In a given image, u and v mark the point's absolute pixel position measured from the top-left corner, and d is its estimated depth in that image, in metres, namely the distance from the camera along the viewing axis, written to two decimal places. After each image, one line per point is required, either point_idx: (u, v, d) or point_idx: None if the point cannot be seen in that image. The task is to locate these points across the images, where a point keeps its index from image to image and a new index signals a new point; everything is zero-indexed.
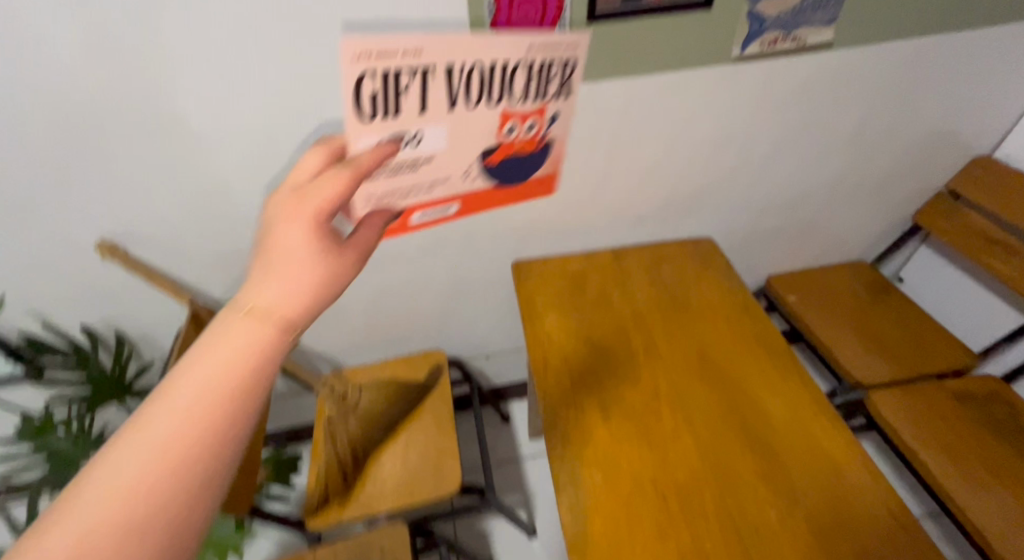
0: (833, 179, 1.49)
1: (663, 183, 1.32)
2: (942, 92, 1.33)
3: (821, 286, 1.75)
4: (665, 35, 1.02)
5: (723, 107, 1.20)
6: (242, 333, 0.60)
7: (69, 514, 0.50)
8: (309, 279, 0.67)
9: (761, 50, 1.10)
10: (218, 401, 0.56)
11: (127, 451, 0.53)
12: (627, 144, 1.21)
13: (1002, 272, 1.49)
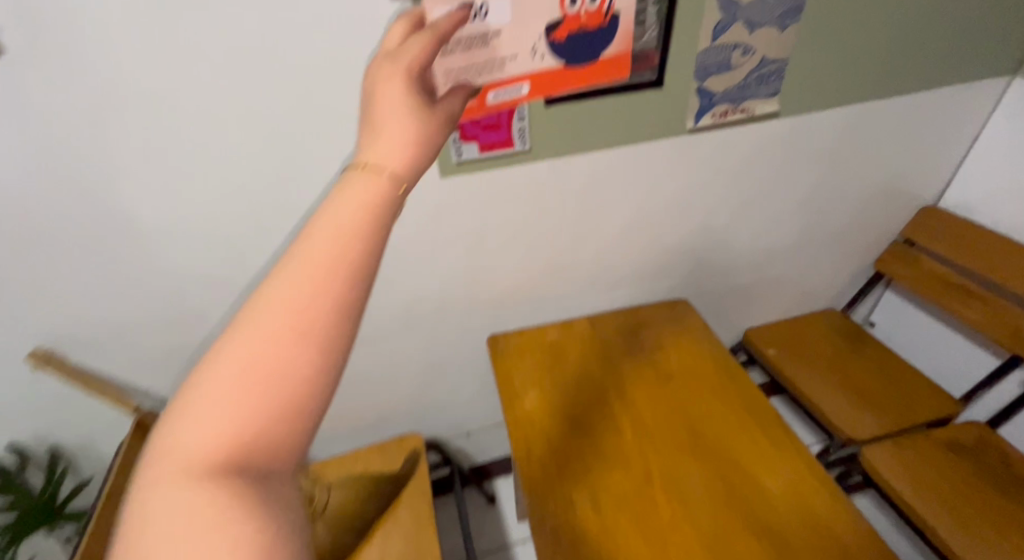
0: (794, 233, 1.53)
1: (631, 247, 1.33)
2: (885, 147, 1.41)
3: (796, 338, 1.74)
4: (618, 112, 1.06)
5: (682, 173, 1.23)
6: (332, 215, 0.43)
7: (149, 505, 0.37)
8: (401, 153, 0.49)
9: (714, 122, 1.16)
10: (296, 314, 0.39)
11: (197, 406, 0.39)
12: (595, 213, 1.22)
13: (966, 317, 1.50)
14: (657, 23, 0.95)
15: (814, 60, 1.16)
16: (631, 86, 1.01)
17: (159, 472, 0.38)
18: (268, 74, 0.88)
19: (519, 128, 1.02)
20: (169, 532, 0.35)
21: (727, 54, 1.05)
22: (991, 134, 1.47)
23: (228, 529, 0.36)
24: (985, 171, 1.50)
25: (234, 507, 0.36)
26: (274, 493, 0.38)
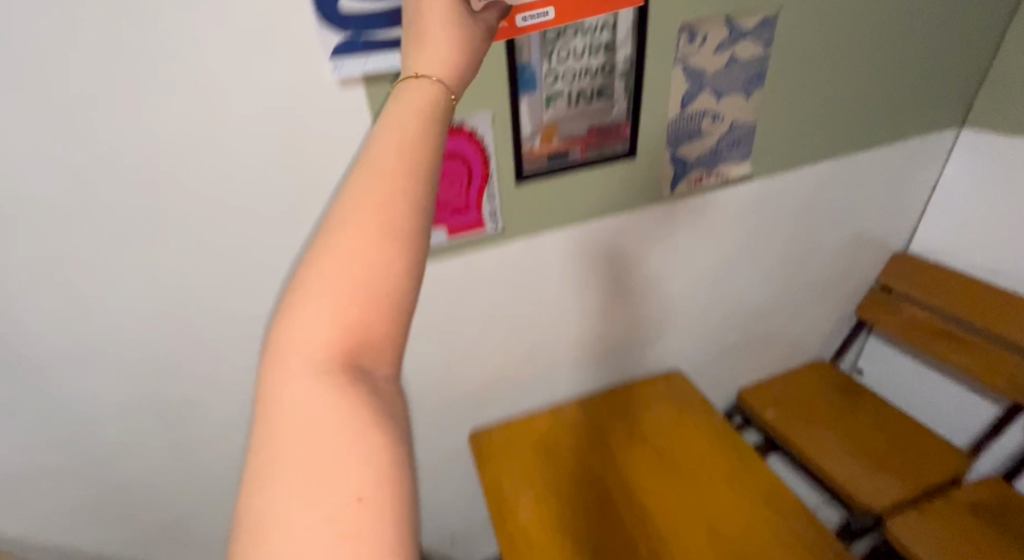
0: (773, 289, 1.48)
1: (608, 316, 1.25)
2: (853, 198, 1.41)
3: (793, 398, 1.63)
4: (591, 185, 1.00)
5: (655, 239, 1.18)
6: (399, 121, 0.41)
7: (270, 421, 0.35)
8: (445, 59, 0.45)
9: (691, 189, 1.14)
10: (381, 219, 0.37)
11: (295, 321, 0.37)
12: (576, 283, 1.15)
13: (963, 362, 1.47)
14: (626, 96, 0.88)
15: (781, 121, 1.16)
16: (603, 161, 0.93)
17: (272, 392, 0.36)
18: (202, 167, 0.79)
19: (488, 209, 0.95)
20: (297, 441, 0.34)
21: (696, 121, 1.04)
22: (950, 179, 1.48)
23: (353, 434, 0.35)
24: (952, 215, 1.50)
25: (354, 413, 0.35)
26: (386, 398, 0.38)
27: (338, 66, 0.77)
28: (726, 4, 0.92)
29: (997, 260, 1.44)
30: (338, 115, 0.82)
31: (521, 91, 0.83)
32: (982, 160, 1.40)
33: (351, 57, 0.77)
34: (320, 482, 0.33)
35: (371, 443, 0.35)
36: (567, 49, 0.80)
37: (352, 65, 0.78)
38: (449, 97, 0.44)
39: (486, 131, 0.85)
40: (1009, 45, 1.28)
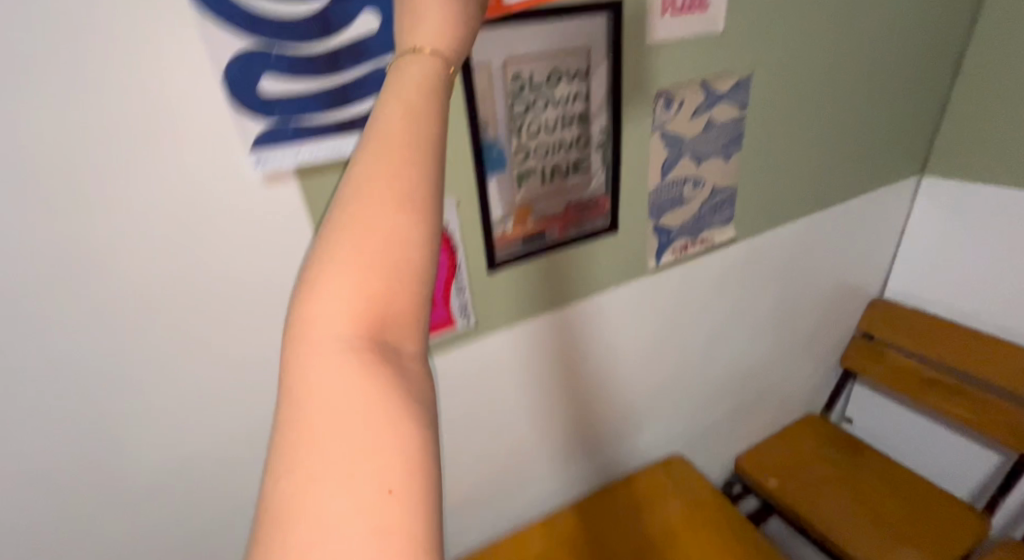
0: (763, 351, 1.35)
1: (598, 408, 1.05)
2: (833, 246, 1.32)
3: (793, 461, 1.46)
4: (576, 267, 0.85)
5: (646, 319, 1.04)
6: (408, 74, 0.34)
7: (285, 414, 0.29)
8: (445, 15, 0.36)
9: (675, 258, 1.02)
10: (401, 177, 0.31)
11: (309, 300, 0.30)
12: (559, 381, 0.96)
13: (956, 414, 1.37)
14: (604, 168, 0.78)
15: (759, 182, 1.09)
16: (583, 239, 0.82)
17: (287, 383, 0.30)
18: (69, 308, 0.54)
19: (459, 304, 0.74)
20: (318, 434, 0.27)
21: (678, 189, 0.96)
22: (916, 225, 1.46)
23: (388, 422, 0.28)
24: (926, 260, 1.46)
25: (387, 400, 0.29)
26: (419, 385, 0.31)
27: (262, 162, 0.57)
28: (701, 70, 0.87)
29: (977, 303, 1.39)
30: (267, 239, 0.61)
31: (490, 171, 0.68)
32: (944, 205, 1.39)
33: (278, 146, 0.57)
34: (350, 478, 0.26)
35: (408, 434, 0.28)
36: (539, 121, 0.69)
37: (281, 157, 0.57)
38: (452, 67, 0.36)
39: (458, 227, 0.68)
40: (958, 95, 1.30)
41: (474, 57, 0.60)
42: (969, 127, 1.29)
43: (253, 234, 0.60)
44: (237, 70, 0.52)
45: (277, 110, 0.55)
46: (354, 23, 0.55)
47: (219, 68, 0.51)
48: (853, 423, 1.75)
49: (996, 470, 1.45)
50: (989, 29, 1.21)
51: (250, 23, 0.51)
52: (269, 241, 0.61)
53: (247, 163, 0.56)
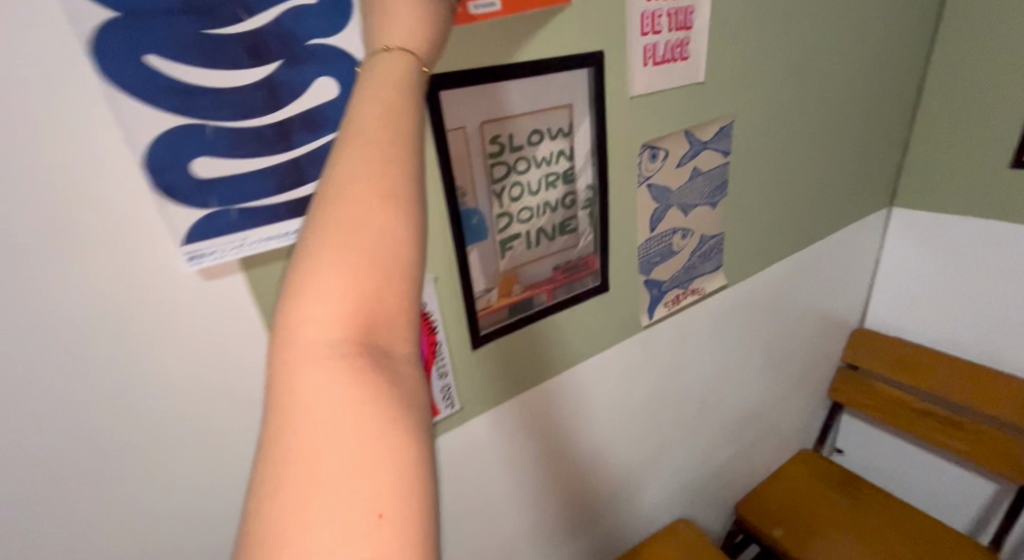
0: (758, 394, 1.25)
1: (594, 477, 0.94)
2: (820, 280, 1.26)
3: (794, 503, 1.36)
4: (567, 333, 0.78)
5: (642, 379, 0.94)
6: (382, 72, 0.33)
7: (274, 423, 0.28)
8: (413, 22, 0.36)
9: (669, 312, 0.93)
10: (382, 175, 0.30)
11: (293, 304, 0.29)
12: (543, 457, 0.84)
13: (957, 449, 1.30)
14: (591, 225, 0.74)
15: (746, 228, 1.01)
16: (574, 302, 0.76)
17: (273, 392, 0.29)
18: None
19: (440, 388, 0.65)
20: (312, 443, 0.27)
21: (667, 240, 0.88)
22: (891, 257, 1.40)
23: (380, 427, 0.27)
24: (907, 293, 1.40)
25: (379, 404, 0.28)
26: (410, 384, 0.30)
27: (197, 258, 0.44)
28: (685, 118, 0.80)
29: (962, 334, 1.33)
30: (219, 359, 0.48)
31: (469, 242, 0.62)
32: (917, 236, 1.33)
33: (217, 236, 0.44)
34: (348, 484, 0.26)
35: (402, 436, 0.28)
36: (521, 183, 0.64)
37: (223, 250, 0.45)
38: (422, 69, 0.36)
39: (435, 304, 0.61)
40: (921, 125, 1.25)
41: (446, 120, 0.55)
42: (936, 157, 1.25)
43: (198, 355, 0.47)
44: (159, 154, 0.40)
45: (215, 196, 0.43)
46: (309, 90, 0.45)
47: (140, 156, 0.40)
48: (843, 453, 1.68)
49: (991, 500, 1.39)
50: (947, 58, 1.17)
51: (174, 100, 0.40)
52: (218, 361, 0.48)
53: (181, 264, 0.44)
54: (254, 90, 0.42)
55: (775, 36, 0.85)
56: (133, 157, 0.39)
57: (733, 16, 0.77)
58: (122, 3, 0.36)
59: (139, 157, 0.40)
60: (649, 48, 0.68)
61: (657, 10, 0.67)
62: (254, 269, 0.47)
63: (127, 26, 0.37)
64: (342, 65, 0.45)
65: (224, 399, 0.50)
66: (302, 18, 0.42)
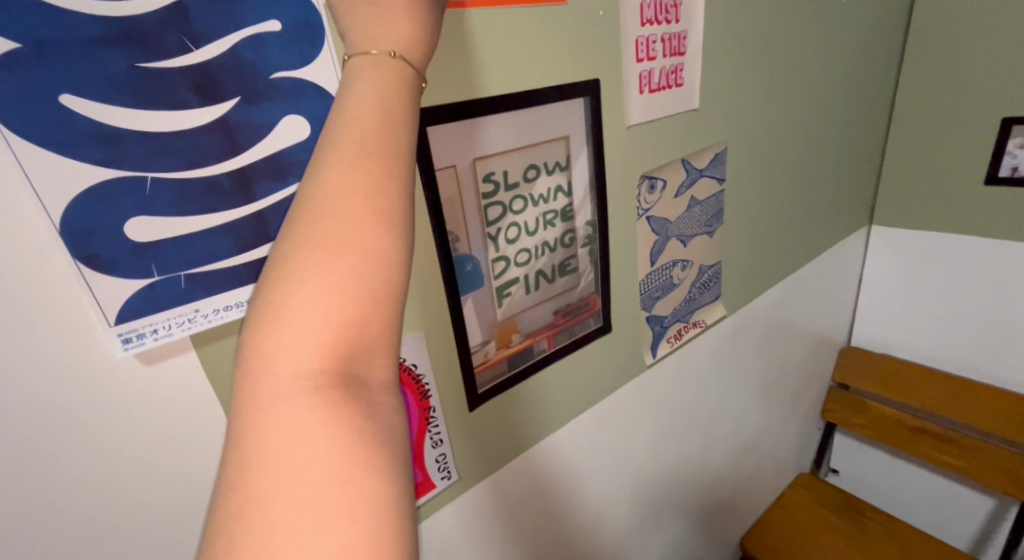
0: (756, 422, 1.18)
1: (598, 534, 0.84)
2: (810, 299, 1.20)
3: (798, 535, 1.27)
4: (571, 381, 0.71)
5: (643, 422, 0.86)
6: (375, 73, 0.29)
7: (235, 463, 0.24)
8: (408, 30, 0.31)
9: (672, 349, 0.86)
10: (371, 190, 0.27)
11: (263, 328, 0.26)
12: (543, 522, 0.74)
13: (951, 465, 1.25)
14: (592, 264, 0.68)
15: (739, 256, 0.94)
16: (577, 347, 0.70)
17: (236, 423, 0.25)
18: None
19: (436, 458, 0.58)
20: (277, 491, 0.23)
21: (667, 273, 0.80)
22: (873, 275, 1.34)
23: (355, 475, 0.24)
24: (896, 313, 1.33)
25: (355, 448, 0.25)
26: (390, 421, 0.27)
27: (134, 339, 0.35)
28: (683, 145, 0.74)
29: (953, 354, 1.27)
30: (169, 462, 0.39)
31: (463, 291, 0.56)
32: (899, 254, 1.28)
33: (161, 309, 0.36)
34: (314, 545, 0.22)
35: (378, 485, 0.24)
36: (518, 223, 0.59)
37: (169, 325, 0.36)
38: (419, 80, 0.31)
39: (426, 364, 0.54)
40: (895, 139, 1.21)
41: (435, 159, 0.49)
42: (912, 173, 1.20)
43: (140, 461, 0.38)
44: (83, 215, 0.32)
45: (158, 262, 0.35)
46: (274, 131, 0.38)
47: (56, 220, 0.31)
48: (839, 473, 1.58)
49: (988, 518, 1.32)
50: (917, 72, 1.13)
51: (100, 149, 0.32)
52: (161, 463, 0.39)
53: (114, 348, 0.35)
54: (204, 134, 0.35)
55: (760, 54, 0.79)
56: (47, 220, 0.31)
57: (723, 37, 0.72)
58: (29, 32, 0.29)
59: (54, 220, 0.31)
60: (644, 75, 0.64)
61: (652, 34, 0.63)
62: (216, 348, 0.39)
63: (37, 61, 0.29)
64: (313, 102, 0.39)
65: (177, 508, 0.40)
66: (263, 48, 0.36)
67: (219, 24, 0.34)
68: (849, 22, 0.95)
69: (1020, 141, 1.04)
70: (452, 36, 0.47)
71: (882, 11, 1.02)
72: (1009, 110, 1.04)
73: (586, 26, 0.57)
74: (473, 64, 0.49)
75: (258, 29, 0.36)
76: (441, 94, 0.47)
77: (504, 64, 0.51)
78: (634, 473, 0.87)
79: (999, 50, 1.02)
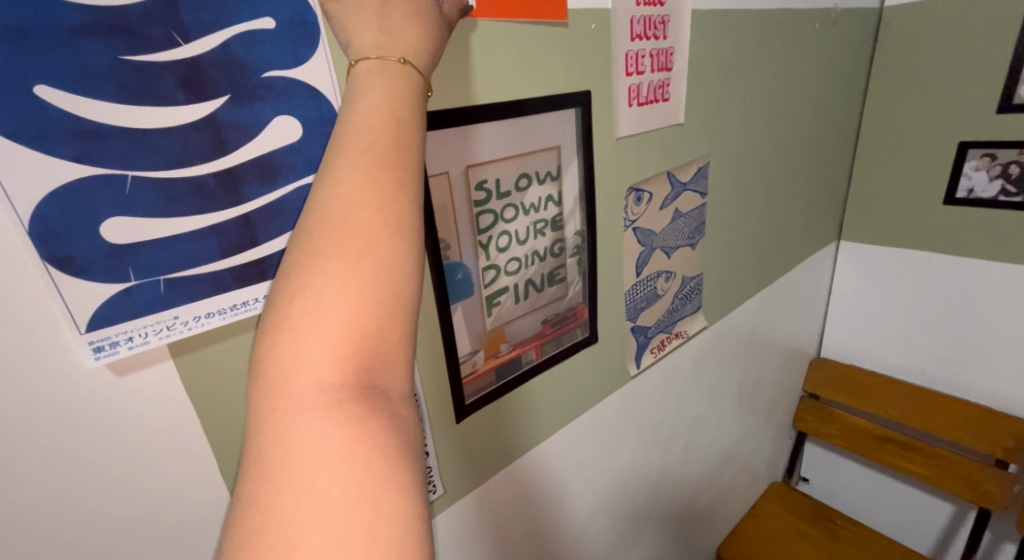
0: (732, 432, 1.18)
1: (577, 545, 0.83)
2: (783, 310, 1.21)
3: (773, 543, 1.28)
4: (557, 392, 0.70)
5: (624, 432, 0.85)
6: (383, 77, 0.29)
7: (253, 482, 0.23)
8: (417, 39, 0.31)
9: (655, 359, 0.85)
10: (386, 194, 0.26)
11: (279, 339, 0.24)
12: (524, 536, 0.73)
13: (917, 472, 1.27)
14: (581, 273, 0.68)
15: (719, 268, 0.95)
16: (563, 357, 0.69)
17: (254, 441, 0.24)
18: None
19: None
20: (297, 510, 0.22)
21: (651, 285, 0.80)
22: (842, 289, 1.37)
23: (377, 490, 0.23)
24: (863, 326, 1.36)
25: (379, 461, 0.24)
26: (410, 434, 0.26)
27: (107, 348, 0.33)
28: (668, 159, 0.75)
29: (917, 368, 1.30)
30: (141, 479, 0.37)
31: (453, 299, 0.55)
32: (866, 269, 1.31)
33: (137, 316, 0.34)
34: None
35: (399, 500, 0.23)
36: (508, 232, 0.58)
37: (145, 333, 0.34)
38: (425, 87, 0.31)
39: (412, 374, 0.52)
40: (863, 156, 1.24)
41: (427, 165, 0.48)
42: (878, 192, 1.23)
43: (110, 475, 0.35)
44: (54, 214, 0.30)
45: (136, 265, 0.33)
46: (265, 132, 0.36)
47: (26, 220, 0.29)
48: (809, 482, 1.60)
49: (950, 525, 1.35)
50: (883, 96, 1.16)
51: (77, 144, 0.30)
52: (133, 478, 0.36)
53: (85, 357, 0.33)
54: (190, 133, 0.34)
55: (738, 73, 0.81)
56: (14, 219, 0.29)
57: (706, 55, 0.73)
58: (8, 14, 0.27)
59: (22, 219, 0.29)
60: (633, 88, 0.65)
61: (642, 49, 0.63)
62: (195, 357, 0.37)
63: (12, 48, 0.28)
64: (304, 103, 0.38)
65: (149, 528, 0.38)
66: (256, 46, 0.35)
67: (211, 19, 0.33)
68: (820, 48, 0.97)
69: (975, 165, 1.08)
70: (450, 41, 0.46)
71: (851, 37, 1.05)
72: (964, 135, 1.08)
73: (578, 38, 0.57)
74: (467, 72, 0.48)
75: (252, 26, 0.34)
76: (437, 99, 0.47)
77: (497, 72, 0.51)
78: (613, 483, 0.86)
79: (958, 77, 1.06)
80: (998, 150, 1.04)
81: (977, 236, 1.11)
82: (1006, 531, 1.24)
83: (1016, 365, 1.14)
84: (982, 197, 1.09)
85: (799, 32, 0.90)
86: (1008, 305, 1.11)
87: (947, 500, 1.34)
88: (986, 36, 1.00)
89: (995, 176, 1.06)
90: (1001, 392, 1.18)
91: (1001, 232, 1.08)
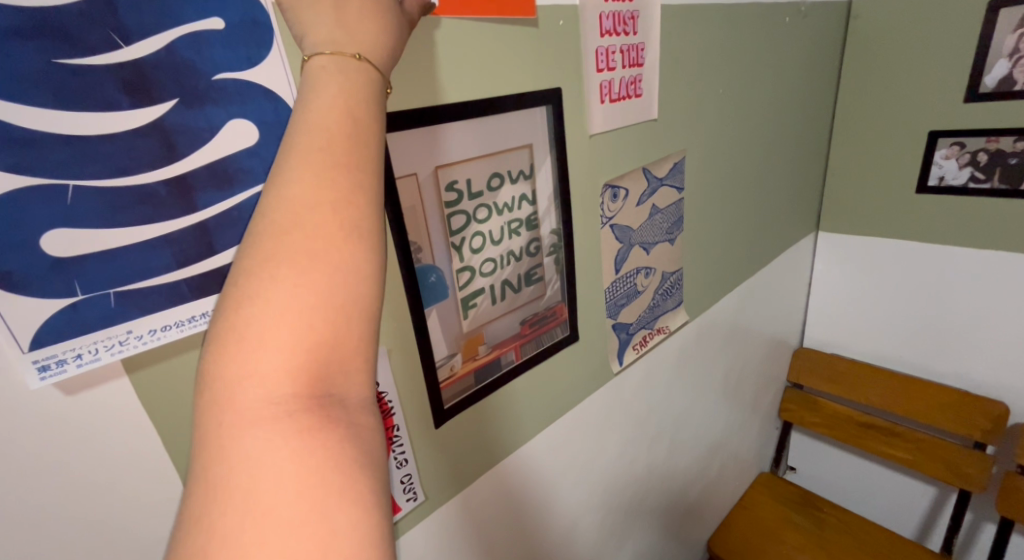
0: (719, 424, 1.19)
1: (566, 543, 0.82)
2: (765, 300, 1.22)
3: (761, 532, 1.29)
4: (539, 392, 0.70)
5: (610, 429, 0.85)
6: (338, 76, 0.28)
7: (200, 498, 0.22)
8: (373, 34, 0.30)
9: (638, 356, 0.85)
10: (341, 197, 0.25)
11: (227, 351, 0.23)
12: (511, 539, 0.72)
13: (900, 458, 1.29)
14: (558, 272, 0.68)
15: (699, 262, 0.95)
16: (543, 357, 0.68)
17: (202, 456, 0.23)
18: None
19: (401, 478, 0.55)
20: (245, 528, 0.21)
21: (632, 281, 0.80)
22: (822, 279, 1.38)
23: (332, 506, 0.22)
24: (844, 316, 1.38)
25: (334, 473, 0.23)
26: (372, 444, 0.25)
27: (53, 367, 0.32)
28: (643, 155, 0.74)
29: (895, 355, 1.32)
30: (96, 499, 0.35)
31: (428, 302, 0.54)
32: (844, 260, 1.33)
33: (86, 331, 0.33)
34: None
35: (355, 513, 0.22)
36: (482, 233, 0.58)
37: (95, 349, 0.33)
38: (384, 84, 0.30)
39: (388, 380, 0.51)
40: (837, 147, 1.25)
41: (394, 167, 0.48)
42: (854, 183, 1.25)
43: (60, 497, 0.34)
44: None
45: (82, 279, 0.32)
46: (218, 135, 0.35)
47: None
48: (796, 471, 1.62)
49: (933, 507, 1.37)
50: (854, 86, 1.18)
51: (14, 153, 0.29)
52: (90, 499, 0.35)
53: (29, 378, 0.31)
54: (137, 138, 0.33)
55: (711, 68, 0.81)
56: None
57: (677, 51, 0.73)
58: None
59: None
60: (605, 84, 0.64)
61: (611, 45, 0.63)
62: (152, 372, 0.36)
63: None
64: (261, 105, 0.37)
65: (106, 548, 0.36)
66: (205, 47, 0.34)
67: (154, 19, 0.32)
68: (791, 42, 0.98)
69: (945, 153, 1.10)
70: (413, 38, 0.45)
71: (821, 28, 1.06)
72: (935, 124, 1.09)
73: (547, 35, 0.56)
74: (432, 69, 0.47)
75: (199, 26, 0.33)
76: (401, 99, 0.46)
77: (464, 70, 0.50)
78: (601, 481, 0.86)
79: (925, 67, 1.08)
80: (967, 138, 1.06)
81: (949, 222, 1.13)
82: (987, 511, 1.26)
83: (991, 347, 1.16)
84: (953, 184, 1.11)
85: (770, 25, 0.90)
86: (982, 289, 1.14)
87: (928, 483, 1.36)
88: (951, 26, 1.02)
89: (964, 164, 1.08)
90: (977, 374, 1.21)
91: (971, 218, 1.10)
